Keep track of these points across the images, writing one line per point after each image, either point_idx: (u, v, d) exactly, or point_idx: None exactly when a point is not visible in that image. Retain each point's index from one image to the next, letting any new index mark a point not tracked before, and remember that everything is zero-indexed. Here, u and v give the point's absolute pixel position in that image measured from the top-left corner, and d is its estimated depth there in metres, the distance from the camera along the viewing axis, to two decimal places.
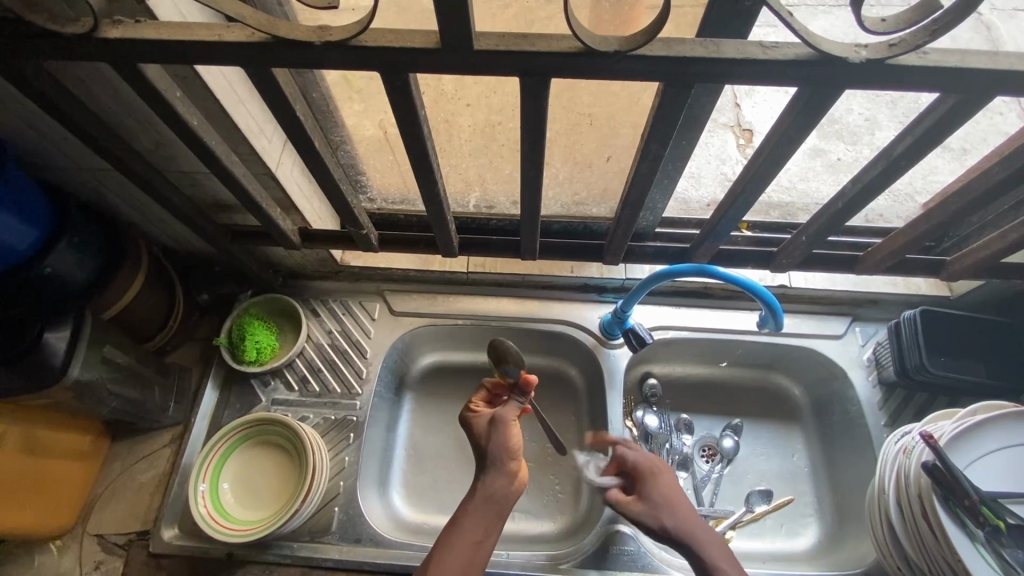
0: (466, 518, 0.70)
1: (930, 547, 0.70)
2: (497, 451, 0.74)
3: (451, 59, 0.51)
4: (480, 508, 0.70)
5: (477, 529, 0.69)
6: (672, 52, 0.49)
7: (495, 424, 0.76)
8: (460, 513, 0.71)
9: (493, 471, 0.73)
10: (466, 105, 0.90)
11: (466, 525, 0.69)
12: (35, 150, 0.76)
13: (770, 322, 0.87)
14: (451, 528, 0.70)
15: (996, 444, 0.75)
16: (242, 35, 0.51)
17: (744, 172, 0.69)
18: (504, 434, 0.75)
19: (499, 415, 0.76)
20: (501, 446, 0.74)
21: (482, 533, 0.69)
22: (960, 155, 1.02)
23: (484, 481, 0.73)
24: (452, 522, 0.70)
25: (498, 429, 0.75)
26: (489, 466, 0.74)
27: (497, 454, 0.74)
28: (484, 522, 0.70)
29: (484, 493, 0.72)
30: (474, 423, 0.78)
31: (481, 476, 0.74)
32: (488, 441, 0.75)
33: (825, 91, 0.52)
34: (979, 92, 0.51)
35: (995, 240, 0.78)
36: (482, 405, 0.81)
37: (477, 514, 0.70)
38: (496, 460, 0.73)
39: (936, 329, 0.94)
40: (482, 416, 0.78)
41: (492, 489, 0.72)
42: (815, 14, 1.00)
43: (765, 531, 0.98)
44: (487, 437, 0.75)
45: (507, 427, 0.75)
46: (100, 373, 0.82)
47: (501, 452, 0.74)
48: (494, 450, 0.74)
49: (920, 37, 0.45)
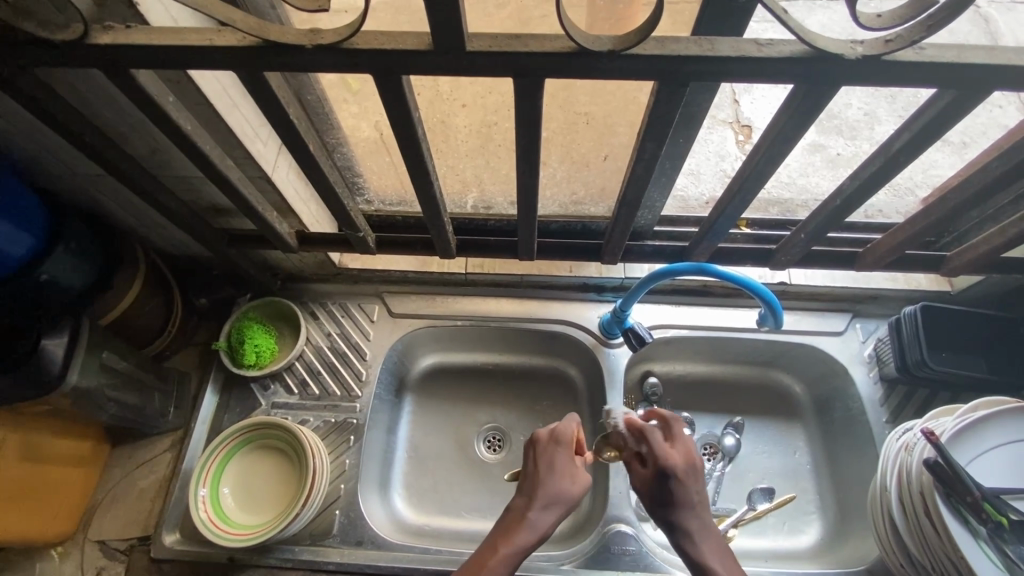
0: (516, 546, 0.65)
1: (932, 545, 0.70)
2: (568, 495, 0.70)
3: (443, 61, 0.50)
4: (529, 549, 0.66)
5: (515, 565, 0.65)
6: (666, 51, 0.48)
7: (578, 468, 0.73)
8: (509, 537, 0.66)
9: (557, 511, 0.69)
10: (462, 106, 0.91)
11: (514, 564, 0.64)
12: (30, 156, 0.75)
13: (770, 320, 0.87)
14: (498, 544, 0.65)
15: (998, 440, 0.74)
16: (233, 39, 0.50)
17: (743, 169, 0.68)
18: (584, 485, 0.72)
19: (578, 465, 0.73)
20: (575, 495, 0.71)
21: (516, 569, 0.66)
22: (960, 149, 1.01)
23: (546, 515, 0.68)
24: (500, 544, 0.65)
25: (578, 472, 0.72)
26: (553, 502, 0.69)
27: (569, 497, 0.70)
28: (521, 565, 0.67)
29: (540, 530, 0.67)
30: (566, 444, 0.74)
31: (536, 505, 0.68)
32: (564, 475, 0.71)
33: (821, 88, 0.52)
34: (977, 87, 0.51)
35: (996, 235, 0.78)
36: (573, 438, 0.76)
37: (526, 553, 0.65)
38: (564, 499, 0.69)
39: (936, 325, 0.93)
40: (567, 451, 0.74)
41: (545, 532, 0.67)
42: (813, 10, 0.99)
43: (767, 529, 0.98)
44: (568, 473, 0.71)
45: (585, 485, 0.72)
46: (97, 380, 0.82)
47: (571, 497, 0.70)
48: (567, 490, 0.70)
49: (916, 32, 0.44)
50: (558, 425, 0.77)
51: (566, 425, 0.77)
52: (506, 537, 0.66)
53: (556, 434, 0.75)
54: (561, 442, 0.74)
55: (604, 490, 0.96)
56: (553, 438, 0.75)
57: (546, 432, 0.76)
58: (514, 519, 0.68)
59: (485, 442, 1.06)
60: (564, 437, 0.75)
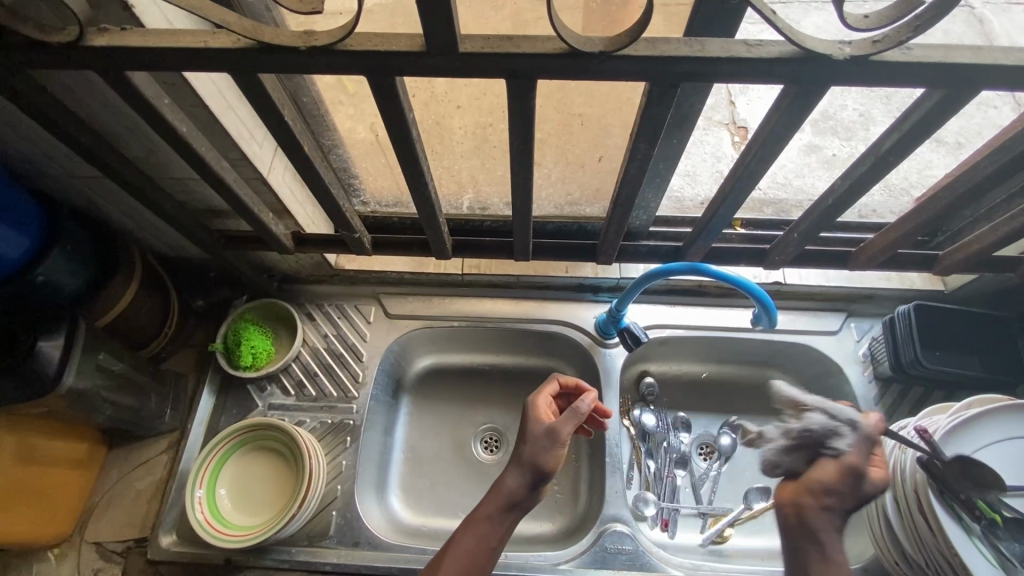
0: (481, 515, 0.69)
1: (927, 543, 0.70)
2: (530, 456, 0.72)
3: (436, 62, 0.51)
4: (496, 514, 0.69)
5: (489, 532, 0.69)
6: (657, 52, 0.49)
7: (544, 430, 0.74)
8: (480, 506, 0.71)
9: (516, 472, 0.72)
10: (457, 107, 0.92)
11: (481, 529, 0.69)
12: (27, 158, 0.76)
13: (765, 319, 0.87)
14: (470, 516, 0.71)
15: (991, 438, 0.74)
16: (227, 41, 0.51)
17: (736, 167, 0.69)
18: (548, 445, 0.73)
19: (552, 429, 0.74)
20: (536, 454, 0.72)
21: (493, 537, 0.69)
22: (955, 149, 1.02)
23: (508, 482, 0.71)
24: (469, 518, 0.70)
25: (542, 434, 0.74)
26: (514, 466, 0.73)
27: (529, 459, 0.72)
28: (499, 530, 0.69)
29: (504, 496, 0.70)
30: (531, 415, 0.78)
31: (506, 472, 0.73)
32: (527, 441, 0.74)
33: (811, 89, 0.53)
34: (964, 87, 0.51)
35: (987, 234, 0.79)
36: (548, 409, 0.80)
37: (492, 517, 0.69)
38: (526, 462, 0.72)
39: (932, 323, 0.93)
40: (540, 420, 0.77)
41: (510, 495, 0.70)
42: (808, 11, 0.99)
43: (763, 527, 0.98)
44: (533, 439, 0.74)
45: (551, 443, 0.73)
46: (95, 382, 0.82)
47: (534, 458, 0.72)
48: (529, 453, 0.73)
49: (903, 32, 0.45)
50: (531, 398, 0.81)
51: (538, 397, 0.81)
52: (477, 507, 0.71)
53: (533, 406, 0.79)
54: (531, 414, 0.78)
55: (601, 489, 0.96)
56: (522, 412, 0.79)
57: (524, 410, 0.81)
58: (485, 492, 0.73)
59: (483, 442, 1.06)
60: (535, 409, 0.79)
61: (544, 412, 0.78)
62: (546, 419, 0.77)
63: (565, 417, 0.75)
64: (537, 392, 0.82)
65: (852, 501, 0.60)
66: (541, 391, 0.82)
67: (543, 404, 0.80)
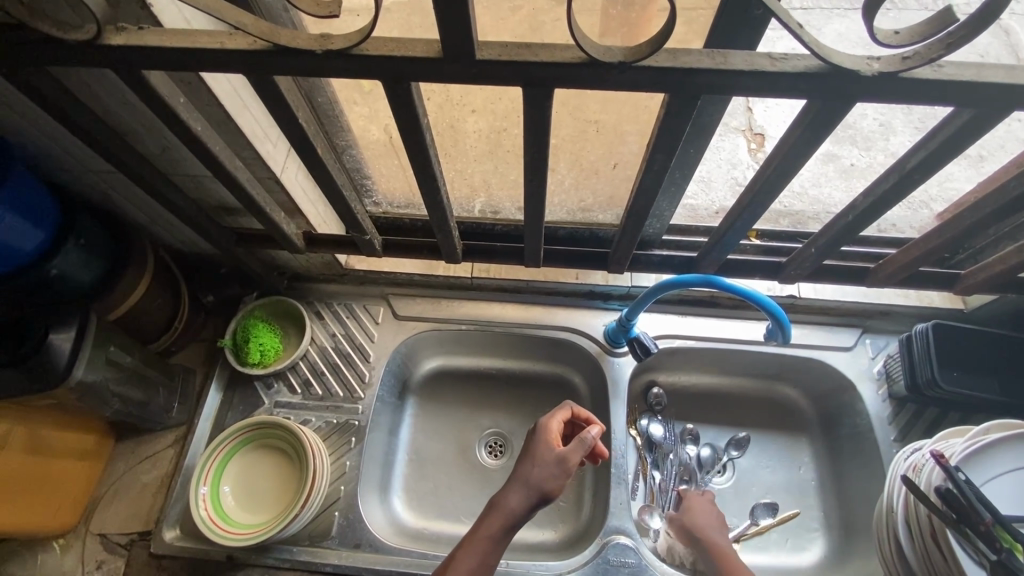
0: (483, 534, 0.69)
1: (939, 571, 0.68)
2: (538, 479, 0.72)
3: (453, 68, 0.50)
4: (497, 534, 0.69)
5: (490, 551, 0.69)
6: (678, 63, 0.48)
7: (553, 455, 0.74)
8: (480, 524, 0.70)
9: (520, 493, 0.71)
10: (472, 111, 0.90)
11: (481, 549, 0.68)
12: (45, 153, 0.76)
13: (779, 334, 0.85)
14: (469, 534, 0.70)
15: (1011, 465, 0.72)
16: (243, 43, 0.50)
17: (755, 178, 0.67)
18: (557, 473, 0.72)
19: (563, 457, 0.73)
20: (543, 478, 0.72)
21: (492, 554, 0.69)
22: (977, 163, 0.99)
23: (511, 502, 0.70)
24: (469, 536, 0.70)
25: (552, 460, 0.73)
26: (519, 485, 0.72)
27: (535, 480, 0.72)
28: (499, 548, 0.69)
29: (507, 516, 0.70)
30: (542, 437, 0.77)
31: (507, 490, 0.72)
32: (536, 462, 0.74)
33: (834, 105, 0.51)
34: (995, 108, 0.50)
35: (1011, 255, 0.76)
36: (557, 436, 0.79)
37: (494, 537, 0.69)
38: (531, 483, 0.72)
39: (949, 343, 0.91)
40: (552, 446, 0.75)
41: (512, 515, 0.70)
42: (830, 18, 0.96)
43: (769, 544, 0.96)
44: (541, 463, 0.73)
45: (559, 469, 0.73)
46: (103, 375, 0.82)
47: (541, 481, 0.72)
48: (537, 475, 0.72)
49: (935, 50, 0.43)
50: (542, 420, 0.81)
51: (551, 420, 0.80)
52: (477, 525, 0.70)
53: (543, 430, 0.79)
54: (541, 436, 0.77)
55: (605, 500, 0.95)
56: (534, 432, 0.78)
57: (534, 430, 0.80)
58: (486, 510, 0.72)
59: (486, 446, 1.06)
60: (545, 434, 0.78)
61: (554, 437, 0.78)
62: (555, 443, 0.77)
63: (573, 446, 0.74)
64: (550, 415, 0.81)
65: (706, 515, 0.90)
66: (553, 416, 0.81)
67: (555, 428, 0.79)
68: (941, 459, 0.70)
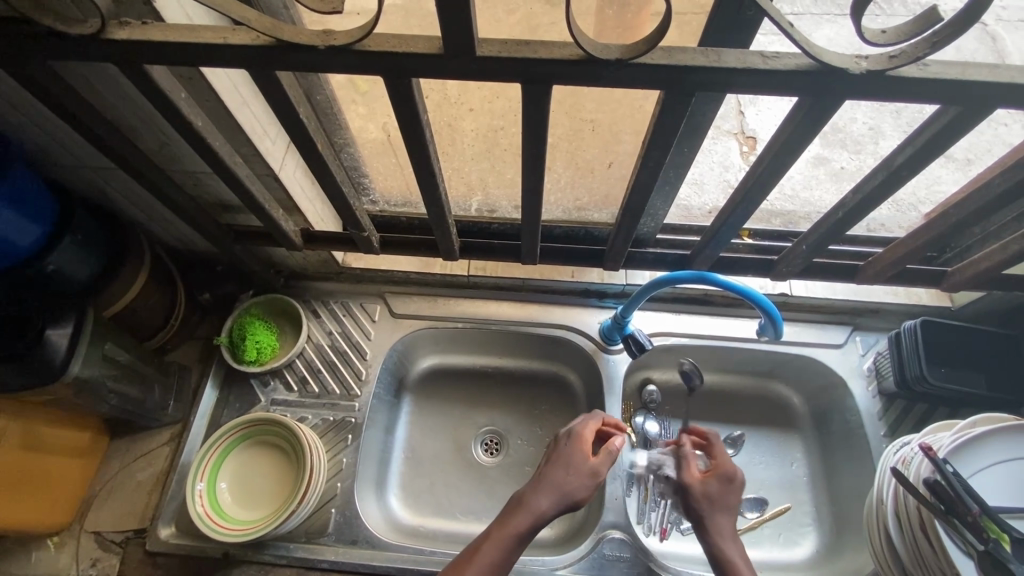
0: (511, 531, 0.69)
1: (928, 561, 0.70)
2: (570, 487, 0.73)
3: (452, 65, 0.51)
4: (524, 533, 0.69)
5: (513, 550, 0.69)
6: (673, 60, 0.49)
7: (586, 465, 0.75)
8: (506, 521, 0.70)
9: (553, 497, 0.72)
10: (469, 110, 0.96)
11: (506, 546, 0.68)
12: (44, 148, 0.76)
13: (770, 330, 0.86)
14: (493, 529, 0.70)
15: (998, 456, 0.74)
16: (247, 38, 0.51)
17: (747, 176, 0.68)
18: (587, 481, 0.74)
19: (597, 467, 0.75)
20: (575, 485, 0.73)
21: (512, 552, 0.69)
22: (964, 166, 1.02)
23: (542, 504, 0.71)
24: (494, 531, 0.69)
25: (585, 468, 0.75)
26: (551, 489, 0.72)
27: (568, 485, 0.73)
28: (520, 549, 0.70)
29: (535, 518, 0.70)
30: (576, 443, 0.78)
31: (538, 490, 0.72)
32: (569, 469, 0.74)
33: (825, 102, 0.53)
34: (980, 106, 0.51)
35: (997, 252, 0.78)
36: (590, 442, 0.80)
37: (521, 538, 0.69)
38: (563, 489, 0.73)
39: (937, 340, 0.93)
40: (585, 453, 0.76)
41: (541, 518, 0.70)
42: (819, 24, 0.98)
43: (762, 540, 0.98)
44: (575, 470, 0.74)
45: (591, 480, 0.74)
46: (99, 371, 0.82)
47: (573, 489, 0.73)
48: (568, 482, 0.73)
49: (921, 49, 0.45)
50: (575, 427, 0.81)
51: (585, 428, 0.80)
52: (503, 522, 0.71)
53: (577, 438, 0.79)
54: (573, 442, 0.78)
55: (600, 496, 0.96)
56: (566, 438, 0.79)
57: (565, 435, 0.81)
58: (513, 506, 0.72)
59: (483, 444, 1.06)
60: (578, 441, 0.78)
61: (588, 445, 0.78)
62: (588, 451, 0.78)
63: (604, 458, 0.76)
64: (583, 424, 0.82)
65: (715, 485, 0.77)
66: (586, 425, 0.81)
67: (590, 437, 0.79)
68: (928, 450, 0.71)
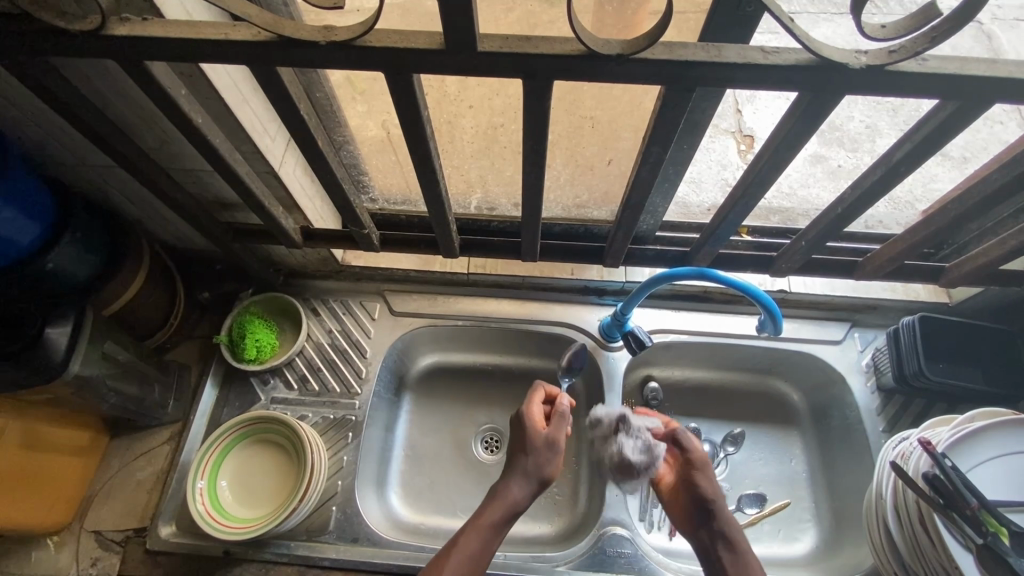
0: (490, 522, 0.72)
1: (927, 555, 0.70)
2: (536, 468, 0.76)
3: (454, 60, 0.51)
4: (501, 522, 0.72)
5: (493, 537, 0.72)
6: (674, 56, 0.49)
7: (544, 442, 0.78)
8: (483, 512, 0.73)
9: (523, 484, 0.75)
10: (470, 107, 0.92)
11: (487, 536, 0.72)
12: (43, 146, 0.76)
13: (770, 327, 0.86)
14: (471, 522, 0.73)
15: (996, 451, 0.74)
16: (248, 34, 0.51)
17: (746, 172, 0.69)
18: (549, 456, 0.77)
19: (552, 440, 0.78)
20: (541, 466, 0.77)
21: (495, 540, 0.73)
22: (960, 164, 1.02)
23: (514, 491, 0.75)
24: (472, 524, 0.72)
25: (544, 446, 0.78)
26: (520, 477, 0.75)
27: (534, 469, 0.76)
28: (502, 533, 0.73)
29: (510, 506, 0.73)
30: (528, 424, 0.79)
31: (510, 481, 0.75)
32: (529, 452, 0.77)
33: (824, 97, 0.53)
34: (978, 100, 0.52)
35: (995, 247, 0.78)
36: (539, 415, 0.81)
37: (499, 525, 0.72)
38: (531, 472, 0.76)
39: (935, 336, 0.94)
40: (538, 430, 0.79)
41: (516, 505, 0.74)
42: (816, 22, 0.98)
43: (762, 536, 0.98)
44: (535, 451, 0.77)
45: (552, 454, 0.78)
46: (99, 369, 0.82)
47: (539, 469, 0.76)
48: (534, 464, 0.76)
49: (920, 44, 0.45)
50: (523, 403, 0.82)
51: (531, 406, 0.81)
52: (479, 513, 0.73)
53: (526, 416, 0.80)
54: (525, 422, 0.80)
55: (600, 492, 0.96)
56: (517, 419, 0.80)
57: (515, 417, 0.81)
58: (486, 499, 0.75)
59: (483, 442, 1.06)
60: (529, 420, 0.80)
61: (539, 421, 0.80)
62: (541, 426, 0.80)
63: (558, 425, 0.79)
64: (529, 399, 0.82)
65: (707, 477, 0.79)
66: (532, 400, 0.82)
67: (537, 413, 0.81)
68: (927, 445, 0.72)
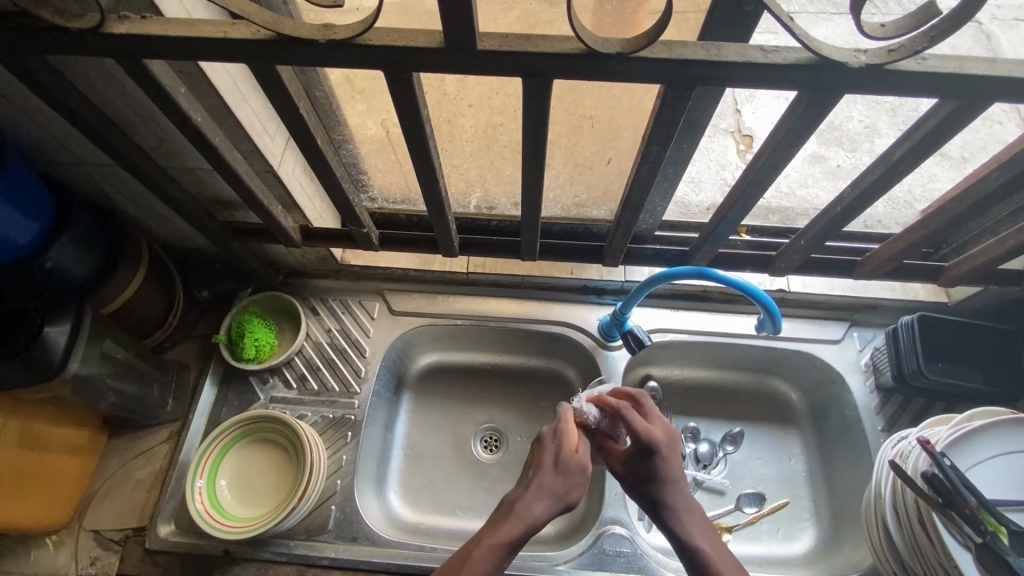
0: (505, 539, 0.63)
1: (926, 553, 0.70)
2: (564, 489, 0.68)
3: (454, 59, 0.51)
4: (516, 543, 0.64)
5: (502, 561, 0.63)
6: (674, 55, 0.49)
7: (577, 461, 0.70)
8: (497, 529, 0.64)
9: (547, 502, 0.66)
10: (469, 106, 0.95)
11: (498, 556, 0.63)
12: (41, 144, 0.76)
13: (769, 326, 0.86)
14: (483, 538, 0.64)
15: (995, 450, 0.74)
16: (247, 33, 0.51)
17: (746, 172, 0.69)
18: (579, 477, 0.69)
19: (584, 461, 0.70)
20: (570, 487, 0.68)
21: (502, 564, 0.63)
22: (959, 164, 1.03)
23: (535, 509, 0.66)
24: (484, 541, 0.63)
25: (576, 466, 0.70)
26: (544, 494, 0.67)
27: (560, 489, 0.68)
28: (510, 558, 0.64)
29: (528, 525, 0.65)
30: (563, 438, 0.72)
31: (530, 496, 0.67)
32: (558, 470, 0.69)
33: (823, 96, 0.53)
34: (976, 99, 0.52)
35: (994, 246, 0.78)
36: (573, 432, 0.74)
37: (512, 547, 0.63)
38: (557, 492, 0.67)
39: (933, 335, 0.94)
40: (572, 447, 0.71)
41: (535, 526, 0.65)
42: (816, 22, 0.98)
43: (761, 534, 0.98)
44: (565, 469, 0.69)
45: (583, 477, 0.70)
46: (98, 369, 0.82)
47: (566, 491, 0.68)
48: (561, 483, 0.68)
49: (918, 43, 0.45)
50: (556, 417, 0.75)
51: (568, 424, 0.73)
52: (493, 529, 0.65)
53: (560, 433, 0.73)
54: (558, 437, 0.72)
55: (599, 491, 0.96)
56: (550, 432, 0.73)
57: (548, 431, 0.74)
58: (502, 514, 0.66)
59: (482, 441, 1.06)
60: (565, 437, 0.72)
61: (574, 438, 0.72)
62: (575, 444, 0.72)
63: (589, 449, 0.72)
64: (563, 416, 0.75)
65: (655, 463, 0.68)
66: (568, 417, 0.74)
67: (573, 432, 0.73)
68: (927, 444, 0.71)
